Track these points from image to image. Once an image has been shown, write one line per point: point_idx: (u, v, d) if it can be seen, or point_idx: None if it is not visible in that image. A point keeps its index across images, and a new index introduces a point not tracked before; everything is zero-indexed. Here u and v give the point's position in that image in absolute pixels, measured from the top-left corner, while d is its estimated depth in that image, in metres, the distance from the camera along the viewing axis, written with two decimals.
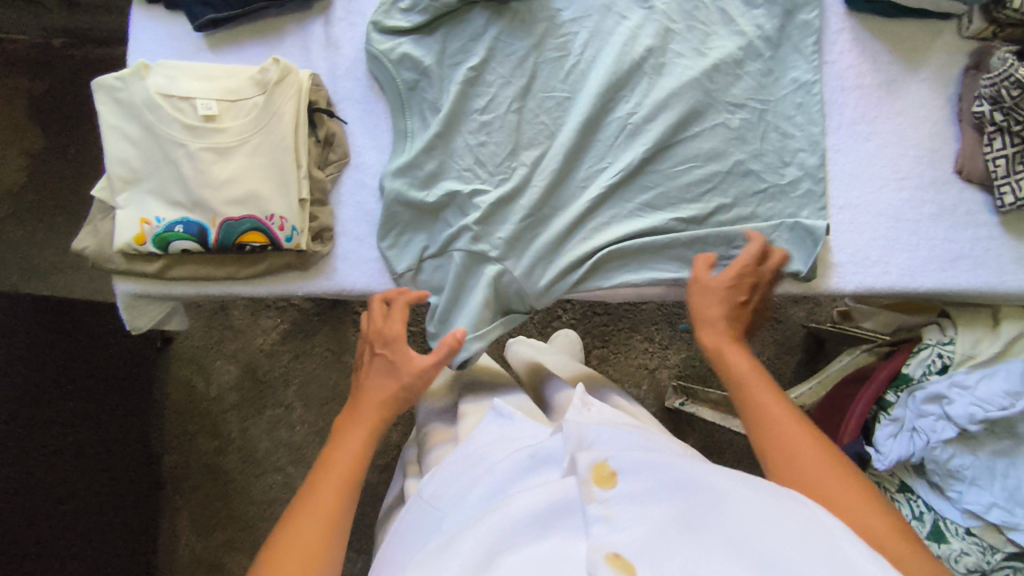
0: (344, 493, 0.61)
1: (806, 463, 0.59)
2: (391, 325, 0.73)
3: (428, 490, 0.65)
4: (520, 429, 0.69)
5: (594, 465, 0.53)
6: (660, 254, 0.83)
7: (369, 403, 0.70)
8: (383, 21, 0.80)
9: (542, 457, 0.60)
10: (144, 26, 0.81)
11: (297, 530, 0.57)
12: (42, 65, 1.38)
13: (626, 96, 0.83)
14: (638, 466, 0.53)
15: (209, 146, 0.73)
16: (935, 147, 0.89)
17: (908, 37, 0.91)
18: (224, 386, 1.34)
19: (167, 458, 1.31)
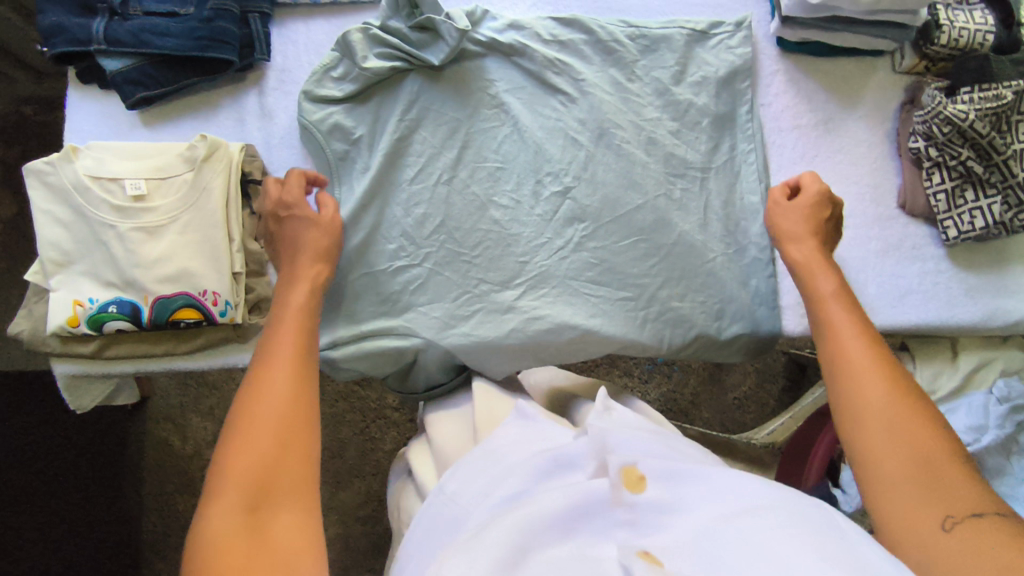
0: (293, 378, 0.62)
1: (878, 437, 0.58)
2: (316, 226, 0.74)
3: (447, 486, 0.59)
4: (546, 431, 0.63)
5: (624, 468, 0.51)
6: (602, 305, 0.82)
7: (299, 300, 0.70)
8: (314, 90, 0.82)
9: (563, 460, 0.56)
10: (81, 108, 0.82)
11: (232, 467, 0.55)
12: (11, 132, 1.38)
13: (561, 153, 0.85)
14: (664, 475, 0.51)
15: (139, 226, 0.73)
16: (877, 183, 0.89)
17: (842, 75, 0.91)
18: (201, 441, 1.30)
19: (145, 521, 1.27)
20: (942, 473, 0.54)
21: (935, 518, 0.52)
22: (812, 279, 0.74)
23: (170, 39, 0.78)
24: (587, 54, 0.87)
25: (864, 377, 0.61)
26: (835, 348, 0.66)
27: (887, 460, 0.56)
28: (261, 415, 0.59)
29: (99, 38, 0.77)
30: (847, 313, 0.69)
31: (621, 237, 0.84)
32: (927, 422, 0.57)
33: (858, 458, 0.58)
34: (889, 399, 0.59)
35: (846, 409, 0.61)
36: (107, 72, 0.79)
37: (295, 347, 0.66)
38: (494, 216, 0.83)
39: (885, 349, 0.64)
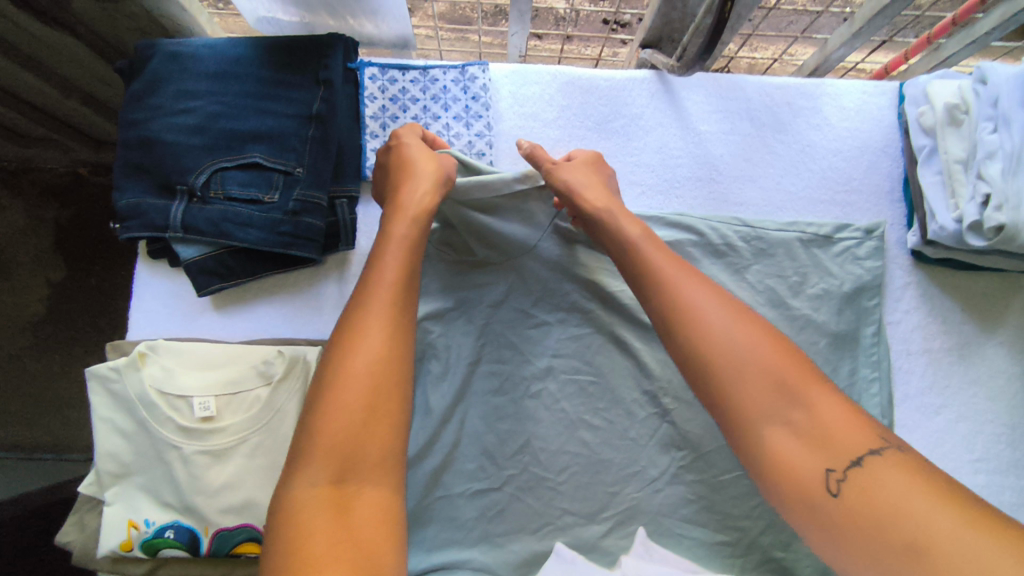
0: (368, 407, 0.51)
1: (757, 408, 0.50)
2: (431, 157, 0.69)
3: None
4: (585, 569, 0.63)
5: None
6: (697, 551, 0.73)
7: (386, 272, 0.58)
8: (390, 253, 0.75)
9: None
10: (148, 283, 0.76)
11: (307, 550, 0.45)
12: (69, 194, 1.30)
13: (661, 370, 0.78)
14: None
15: (205, 448, 0.66)
16: (1016, 423, 0.79)
17: (983, 293, 0.82)
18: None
19: None
20: (802, 391, 0.49)
21: (816, 476, 0.47)
22: (669, 279, 0.58)
23: (250, 230, 0.71)
24: (696, 257, 0.79)
25: (741, 347, 0.52)
26: (706, 350, 0.53)
27: (767, 416, 0.50)
28: (351, 399, 0.51)
29: (176, 224, 0.71)
30: (731, 315, 0.54)
31: (722, 469, 0.75)
32: (796, 366, 0.51)
33: (731, 424, 0.52)
34: (755, 348, 0.52)
35: (754, 365, 0.51)
36: (180, 257, 0.73)
37: (384, 332, 0.54)
38: (584, 437, 0.76)
39: (764, 327, 0.54)
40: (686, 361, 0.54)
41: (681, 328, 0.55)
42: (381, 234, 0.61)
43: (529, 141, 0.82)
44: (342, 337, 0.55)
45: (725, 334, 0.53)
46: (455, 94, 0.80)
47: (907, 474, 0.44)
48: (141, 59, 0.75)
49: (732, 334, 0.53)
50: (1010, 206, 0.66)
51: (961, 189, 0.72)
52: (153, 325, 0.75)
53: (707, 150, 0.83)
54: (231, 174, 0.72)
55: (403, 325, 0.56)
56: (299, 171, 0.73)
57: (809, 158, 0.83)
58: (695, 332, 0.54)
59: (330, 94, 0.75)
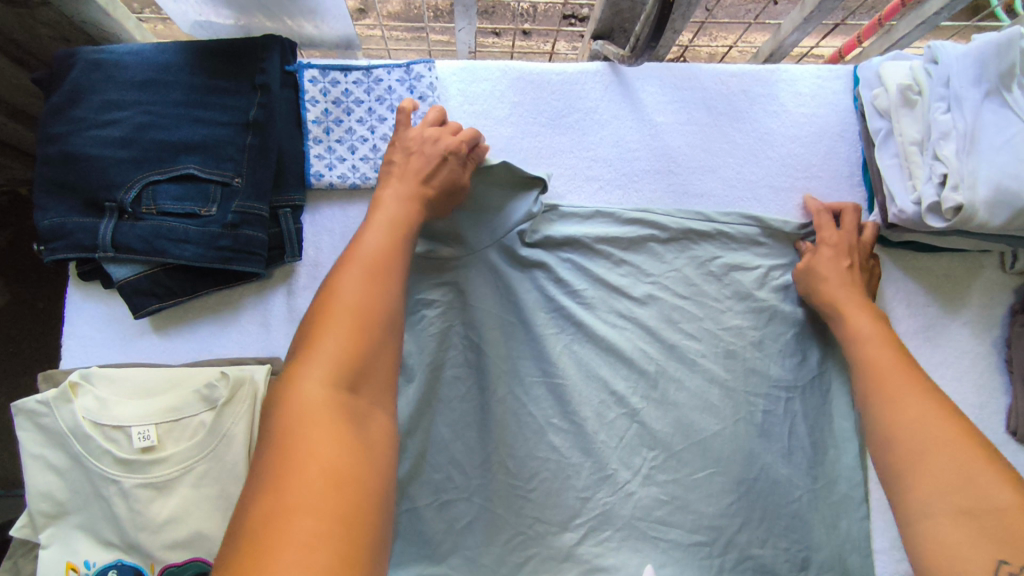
0: (360, 336, 0.51)
1: (928, 488, 0.52)
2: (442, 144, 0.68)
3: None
4: None
5: None
6: (673, 552, 0.72)
7: (378, 229, 0.60)
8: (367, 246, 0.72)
9: None
10: (80, 307, 0.71)
11: (306, 460, 0.43)
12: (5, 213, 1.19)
13: (628, 369, 0.75)
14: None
15: (147, 481, 0.62)
16: (983, 402, 0.79)
17: (946, 273, 0.81)
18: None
19: None
20: (972, 474, 0.51)
21: (986, 562, 0.46)
22: (872, 366, 0.65)
23: (187, 246, 0.67)
24: (658, 252, 0.78)
25: (926, 438, 0.55)
26: (898, 442, 0.57)
27: (933, 490, 0.52)
28: (343, 326, 0.51)
29: (105, 243, 0.66)
30: (933, 407, 0.57)
31: (696, 467, 0.73)
32: (975, 453, 0.52)
33: (902, 509, 0.54)
34: (947, 435, 0.54)
35: (924, 453, 0.54)
36: (113, 278, 0.68)
37: (370, 274, 0.55)
38: (552, 442, 0.73)
39: (967, 426, 0.55)
40: (880, 454, 0.59)
41: (881, 426, 0.60)
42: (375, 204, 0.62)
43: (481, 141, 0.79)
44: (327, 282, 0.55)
45: (928, 420, 0.56)
46: (400, 94, 0.77)
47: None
48: (61, 69, 0.70)
49: (936, 426, 0.55)
50: (966, 186, 0.66)
51: (918, 171, 0.71)
52: (89, 351, 0.71)
53: (664, 142, 0.81)
54: (164, 188, 0.68)
55: (390, 280, 0.56)
56: (237, 181, 0.69)
57: (767, 145, 0.82)
58: (895, 416, 0.59)
59: (267, 99, 0.72)
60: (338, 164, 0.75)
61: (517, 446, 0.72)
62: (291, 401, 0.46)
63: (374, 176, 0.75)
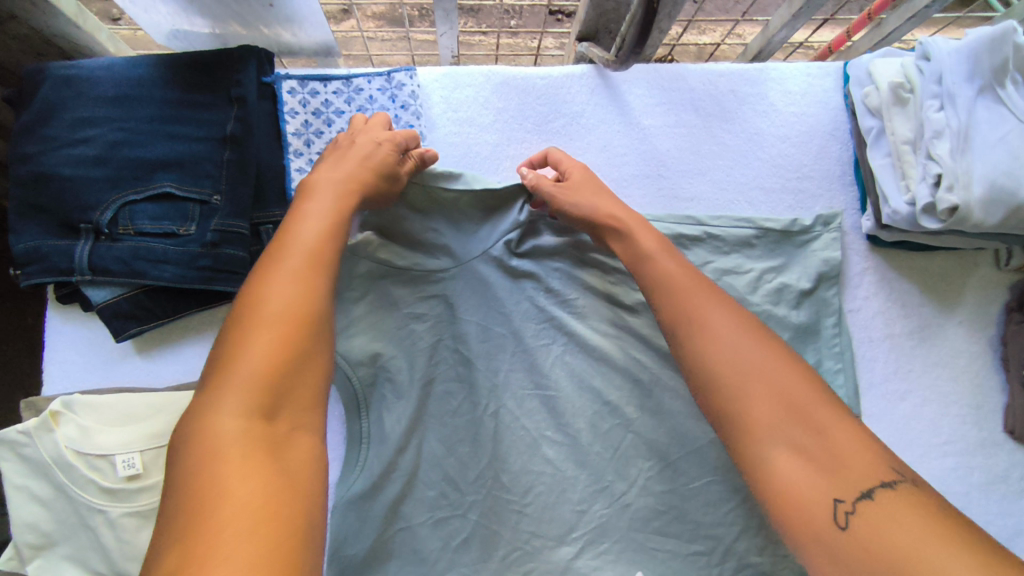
0: (282, 352, 0.48)
1: (759, 418, 0.50)
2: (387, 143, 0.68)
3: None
4: None
5: None
6: (672, 563, 0.71)
7: (310, 229, 0.57)
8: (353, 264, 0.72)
9: None
10: (61, 331, 0.70)
11: (223, 499, 0.40)
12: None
13: (622, 379, 0.74)
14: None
15: (134, 510, 0.61)
16: (980, 402, 0.78)
17: (940, 273, 0.80)
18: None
19: None
20: (804, 407, 0.49)
21: (826, 508, 0.45)
22: (658, 284, 0.60)
23: (166, 267, 0.65)
24: None
25: (745, 360, 0.52)
26: (709, 360, 0.54)
27: (773, 434, 0.49)
28: (263, 342, 0.47)
29: (82, 266, 0.65)
30: (751, 332, 0.55)
31: (692, 476, 0.73)
32: (795, 383, 0.51)
33: (734, 430, 0.51)
34: (763, 362, 0.52)
35: (732, 379, 0.52)
36: (91, 301, 0.66)
37: (294, 279, 0.52)
38: (546, 454, 0.72)
39: (789, 355, 0.54)
40: (693, 381, 0.55)
41: (685, 349, 0.56)
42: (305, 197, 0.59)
43: (466, 149, 0.77)
44: (251, 286, 0.52)
45: (728, 343, 0.54)
46: (382, 103, 0.76)
47: (932, 529, 0.41)
48: (31, 85, 0.68)
49: (750, 353, 0.53)
50: (961, 186, 0.65)
51: (912, 170, 0.70)
52: (71, 376, 0.69)
53: (652, 145, 0.80)
54: (141, 207, 0.67)
55: (320, 285, 0.53)
56: (216, 199, 0.67)
57: (757, 146, 0.80)
58: (703, 338, 0.55)
59: (245, 112, 0.70)
60: None
61: (510, 461, 0.71)
62: (207, 436, 0.43)
63: None
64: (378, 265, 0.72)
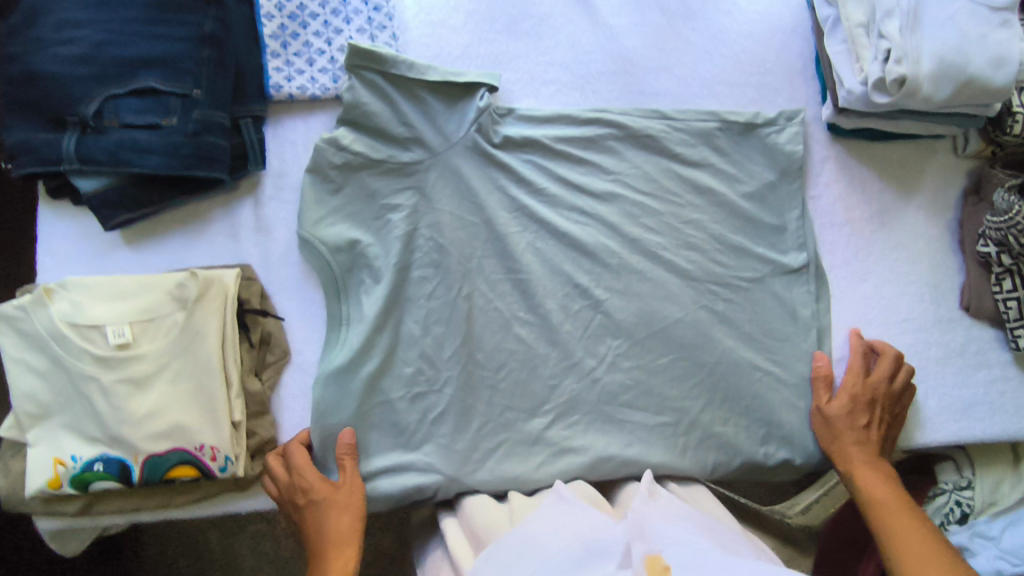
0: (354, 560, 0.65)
1: (898, 560, 0.61)
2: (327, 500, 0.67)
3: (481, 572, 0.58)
4: (582, 515, 0.61)
5: (648, 554, 0.53)
6: (639, 432, 0.75)
7: (339, 487, 0.68)
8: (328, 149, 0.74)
9: (594, 549, 0.55)
10: (52, 224, 0.73)
11: None
12: None
13: (591, 263, 0.77)
14: (689, 560, 0.52)
15: (125, 377, 0.65)
16: (937, 282, 0.82)
17: (900, 161, 0.83)
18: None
19: None
20: None
21: None
22: (846, 458, 0.72)
23: (151, 156, 0.69)
24: (618, 150, 0.79)
25: (908, 539, 0.62)
26: (884, 530, 0.64)
27: (918, 564, 0.59)
28: (344, 556, 0.64)
29: (70, 156, 0.67)
30: (919, 529, 0.62)
31: (659, 353, 0.76)
32: (957, 569, 0.57)
33: (893, 557, 0.61)
34: (920, 536, 0.62)
35: (895, 550, 0.62)
36: (81, 192, 0.70)
37: (347, 490, 0.68)
38: (519, 334, 0.76)
39: (931, 531, 0.62)
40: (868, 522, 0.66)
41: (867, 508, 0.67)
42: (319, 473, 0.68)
43: (437, 48, 0.80)
44: (308, 477, 0.68)
45: (903, 527, 0.63)
46: (356, 6, 0.78)
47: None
48: None
49: (911, 535, 0.62)
50: (910, 60, 0.68)
51: (865, 52, 0.72)
52: (64, 266, 0.73)
53: (619, 43, 0.82)
54: (125, 101, 0.69)
55: (359, 488, 0.69)
56: (197, 92, 0.70)
57: (721, 43, 0.83)
58: (886, 512, 0.65)
59: (222, 13, 0.73)
60: (297, 76, 0.76)
61: (485, 341, 0.75)
62: None
63: (333, 86, 0.77)
64: (354, 157, 0.74)
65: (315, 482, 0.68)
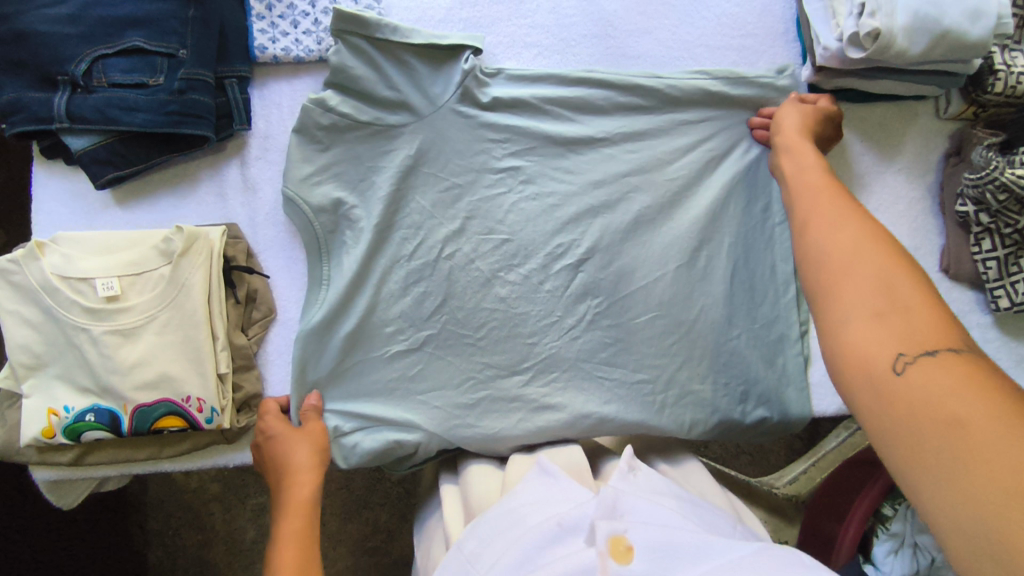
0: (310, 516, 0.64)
1: (879, 369, 0.43)
2: (298, 439, 0.70)
3: (467, 546, 0.53)
4: (567, 492, 0.54)
5: (611, 537, 0.47)
6: (618, 390, 0.76)
7: (296, 444, 0.69)
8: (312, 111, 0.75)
9: (569, 526, 0.50)
10: (46, 184, 0.75)
11: None
12: None
13: (573, 223, 0.78)
14: (658, 549, 0.47)
15: (114, 328, 0.67)
16: (918, 244, 0.82)
17: (882, 124, 0.83)
18: (206, 476, 1.17)
19: (152, 554, 1.15)
20: (959, 410, 0.39)
21: (937, 458, 0.38)
22: (808, 237, 0.54)
23: (138, 114, 0.71)
24: (600, 111, 0.80)
25: (862, 339, 0.45)
26: (833, 338, 0.47)
27: (875, 375, 0.44)
28: (300, 515, 0.64)
29: (60, 115, 0.69)
30: (900, 281, 0.46)
31: (639, 312, 0.77)
32: (954, 367, 0.41)
33: (849, 381, 0.45)
34: (939, 368, 0.41)
35: (852, 357, 0.45)
36: (72, 150, 0.72)
37: (307, 447, 0.69)
38: (500, 293, 0.77)
39: (942, 311, 0.45)
40: (813, 304, 0.51)
41: (821, 318, 0.49)
42: (291, 427, 0.71)
43: (420, 12, 0.82)
44: (276, 452, 0.69)
45: (853, 303, 0.47)
46: None
47: (980, 389, 0.39)
48: None
49: (886, 311, 0.45)
50: (884, 13, 0.69)
51: (841, 9, 0.74)
52: (57, 224, 0.75)
53: (600, 7, 0.83)
54: (114, 61, 0.71)
55: (320, 452, 0.70)
56: (183, 53, 0.72)
57: (703, 6, 0.83)
58: (835, 301, 0.48)
59: None
60: (282, 38, 0.77)
61: (466, 300, 0.76)
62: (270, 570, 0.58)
63: (317, 49, 0.78)
64: (340, 118, 0.76)
65: (281, 437, 0.70)
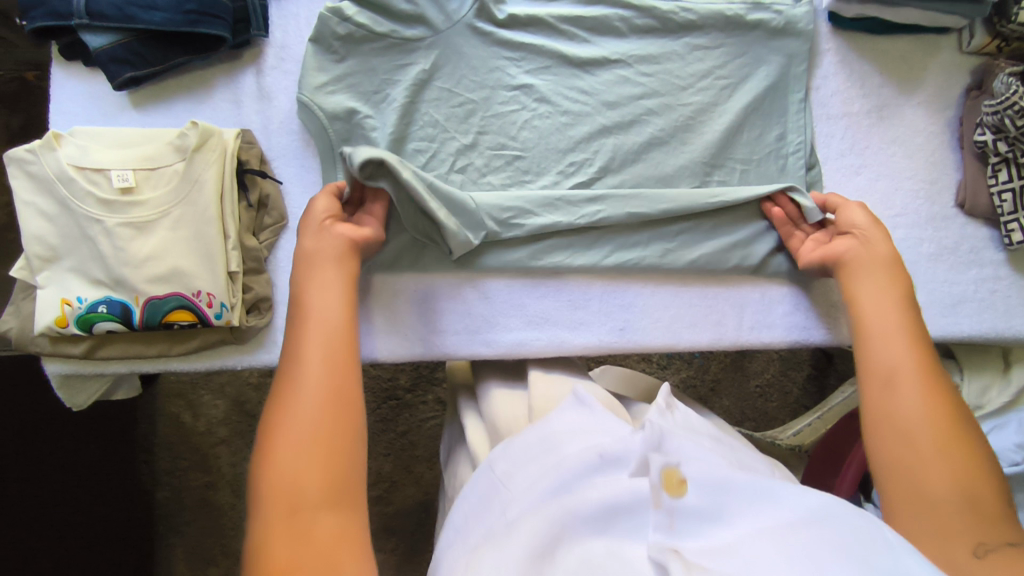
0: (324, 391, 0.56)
1: (912, 461, 0.56)
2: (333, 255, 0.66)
3: (497, 467, 0.53)
4: (604, 422, 0.54)
5: (664, 470, 0.45)
6: (625, 310, 0.76)
7: (325, 255, 0.65)
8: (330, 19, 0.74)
9: (610, 457, 0.48)
10: (64, 85, 0.76)
11: (285, 441, 0.53)
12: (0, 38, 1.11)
13: (585, 142, 0.78)
14: (713, 484, 0.45)
15: (128, 221, 0.68)
16: (933, 179, 0.81)
17: (903, 56, 0.82)
18: (213, 418, 1.18)
19: (158, 493, 1.16)
20: (960, 516, 0.52)
21: (933, 494, 0.54)
22: (873, 321, 0.66)
23: (156, 13, 0.71)
24: (618, 32, 0.79)
25: (917, 466, 0.55)
26: (893, 433, 0.58)
27: (888, 437, 0.58)
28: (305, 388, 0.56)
29: (80, 11, 0.69)
30: (930, 406, 0.58)
31: (649, 234, 0.77)
32: (948, 456, 0.55)
33: (879, 430, 0.59)
34: (950, 478, 0.54)
35: (902, 442, 0.57)
36: (89, 49, 0.72)
37: (340, 279, 0.64)
38: None
39: (970, 456, 0.56)
40: (877, 369, 0.62)
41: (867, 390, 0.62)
42: (312, 252, 0.66)
43: None
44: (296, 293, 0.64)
45: (911, 430, 0.57)
46: None
47: (965, 496, 0.53)
48: None
49: (917, 433, 0.57)
50: None
51: None
52: (73, 124, 0.75)
53: None
54: None
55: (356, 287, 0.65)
56: None
57: None
58: (894, 414, 0.59)
59: None
60: None
61: None
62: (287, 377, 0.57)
63: None
64: (357, 29, 0.75)
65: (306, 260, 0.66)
